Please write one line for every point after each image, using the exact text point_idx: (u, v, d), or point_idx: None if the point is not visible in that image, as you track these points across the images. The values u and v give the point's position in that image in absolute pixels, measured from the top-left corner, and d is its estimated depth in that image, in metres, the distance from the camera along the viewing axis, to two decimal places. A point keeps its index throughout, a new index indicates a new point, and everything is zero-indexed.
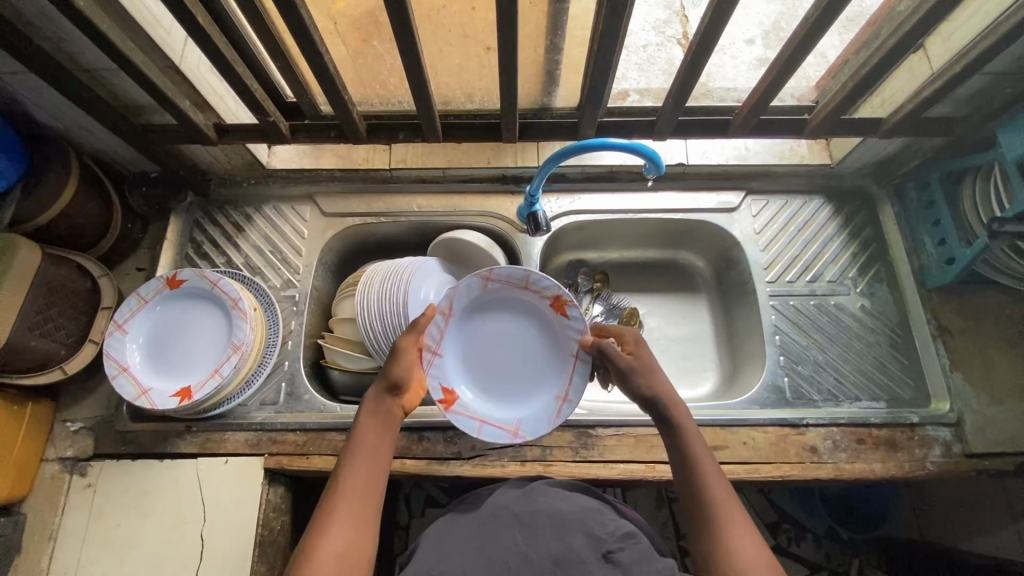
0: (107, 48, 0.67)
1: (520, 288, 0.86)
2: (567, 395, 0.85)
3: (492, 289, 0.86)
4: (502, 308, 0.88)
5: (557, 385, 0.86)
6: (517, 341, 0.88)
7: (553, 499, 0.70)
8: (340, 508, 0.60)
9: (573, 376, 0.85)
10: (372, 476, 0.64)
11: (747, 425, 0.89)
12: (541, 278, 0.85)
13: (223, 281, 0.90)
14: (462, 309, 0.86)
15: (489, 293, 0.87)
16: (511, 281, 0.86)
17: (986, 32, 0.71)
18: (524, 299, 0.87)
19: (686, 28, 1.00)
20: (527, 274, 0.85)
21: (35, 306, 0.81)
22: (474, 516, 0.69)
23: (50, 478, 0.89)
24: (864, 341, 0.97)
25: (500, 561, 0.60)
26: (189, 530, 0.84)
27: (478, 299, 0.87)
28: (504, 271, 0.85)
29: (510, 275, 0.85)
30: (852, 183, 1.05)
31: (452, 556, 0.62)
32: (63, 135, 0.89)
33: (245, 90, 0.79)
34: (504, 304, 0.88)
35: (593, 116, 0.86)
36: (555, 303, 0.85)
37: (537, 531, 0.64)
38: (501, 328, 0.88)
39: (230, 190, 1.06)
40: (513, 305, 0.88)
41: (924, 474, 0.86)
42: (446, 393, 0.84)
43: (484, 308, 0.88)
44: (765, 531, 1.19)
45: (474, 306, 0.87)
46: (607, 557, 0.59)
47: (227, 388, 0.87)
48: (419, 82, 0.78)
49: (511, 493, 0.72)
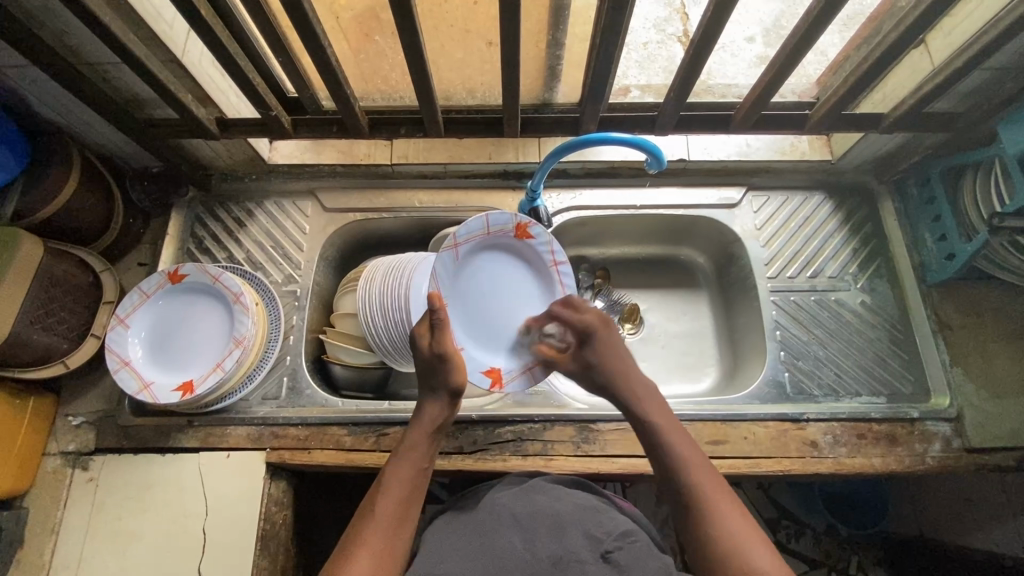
0: (109, 40, 0.68)
1: (484, 233, 0.87)
2: (568, 298, 0.93)
3: (462, 252, 0.86)
4: (476, 263, 0.89)
5: (554, 298, 0.93)
6: (506, 279, 0.91)
7: (550, 498, 0.70)
8: (381, 521, 0.65)
9: (563, 281, 0.92)
10: (414, 490, 0.69)
11: (748, 420, 0.89)
12: (498, 215, 0.86)
13: (224, 275, 0.90)
14: (447, 287, 0.86)
15: (459, 257, 0.87)
16: (474, 235, 0.86)
17: (987, 27, 0.71)
18: (489, 242, 0.89)
19: (686, 26, 1.01)
20: (485, 217, 0.86)
21: (37, 299, 0.81)
22: (469, 514, 0.68)
23: (51, 473, 0.89)
24: (864, 336, 0.97)
25: (498, 562, 0.60)
26: (191, 524, 0.84)
27: (454, 270, 0.87)
28: (463, 231, 0.85)
29: (470, 229, 0.85)
30: (852, 179, 1.05)
31: (450, 558, 0.61)
32: (64, 128, 0.89)
33: (247, 84, 0.79)
34: (474, 258, 0.88)
35: (594, 111, 0.86)
36: (518, 231, 0.89)
37: (536, 532, 0.63)
38: (487, 277, 0.89)
39: (230, 185, 1.06)
40: (485, 254, 0.89)
41: (924, 469, 0.86)
42: (490, 374, 0.87)
43: (462, 272, 0.88)
44: (765, 527, 1.19)
45: (456, 276, 0.87)
46: (606, 558, 0.60)
47: (229, 382, 0.87)
48: (422, 77, 0.78)
49: (507, 490, 0.72)
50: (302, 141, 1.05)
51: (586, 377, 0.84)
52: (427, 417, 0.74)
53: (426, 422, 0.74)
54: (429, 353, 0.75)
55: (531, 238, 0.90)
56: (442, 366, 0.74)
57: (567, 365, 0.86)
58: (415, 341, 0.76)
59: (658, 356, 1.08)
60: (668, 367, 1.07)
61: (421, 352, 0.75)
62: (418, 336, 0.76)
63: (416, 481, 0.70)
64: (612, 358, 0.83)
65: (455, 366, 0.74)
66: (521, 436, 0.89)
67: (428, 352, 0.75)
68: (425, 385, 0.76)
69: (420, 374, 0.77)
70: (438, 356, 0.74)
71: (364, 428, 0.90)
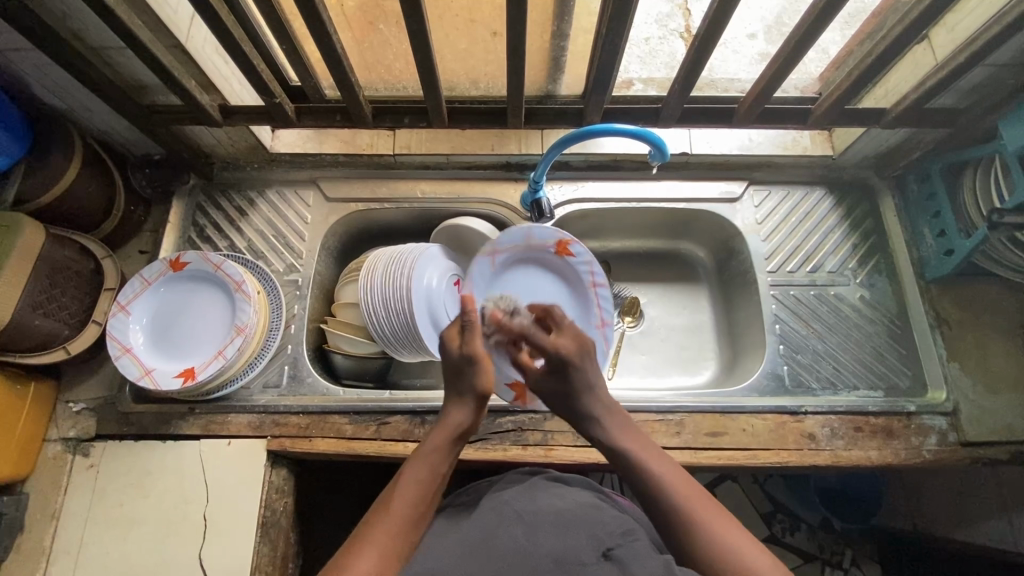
0: (113, 23, 0.67)
1: (523, 246, 0.94)
2: (604, 319, 0.95)
3: (500, 260, 0.93)
4: (515, 276, 0.96)
5: (590, 317, 0.96)
6: (543, 296, 0.96)
7: (552, 496, 0.70)
8: (393, 522, 0.62)
9: (598, 302, 0.95)
10: (429, 494, 0.66)
11: (746, 412, 0.90)
12: (539, 228, 0.92)
13: (226, 263, 0.90)
14: (480, 289, 0.93)
15: (499, 267, 0.94)
16: (513, 245, 0.93)
17: (992, 21, 0.71)
18: (529, 254, 0.95)
19: (688, 21, 1.00)
20: (524, 230, 0.92)
21: (39, 285, 0.81)
22: (472, 513, 0.68)
23: (52, 459, 0.89)
24: (863, 331, 0.97)
25: (500, 560, 0.59)
26: (191, 511, 0.84)
27: (493, 278, 0.94)
28: (503, 239, 0.92)
29: (510, 239, 0.92)
30: (853, 175, 1.06)
31: (453, 551, 0.61)
32: (66, 114, 0.88)
33: (251, 71, 0.78)
34: (514, 268, 0.95)
35: (598, 102, 0.86)
36: (558, 246, 0.93)
37: (539, 528, 0.63)
38: (525, 288, 0.96)
39: (233, 173, 1.06)
40: (523, 267, 0.96)
41: (919, 462, 0.87)
42: (515, 388, 0.89)
43: (500, 279, 0.95)
44: (759, 521, 1.20)
45: (492, 281, 0.94)
46: (607, 555, 0.60)
47: (231, 370, 0.87)
48: (426, 65, 0.77)
49: (510, 487, 0.72)
50: (304, 130, 1.05)
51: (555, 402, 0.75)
52: (451, 420, 0.72)
53: (449, 425, 0.72)
54: (458, 355, 0.74)
55: (570, 255, 0.94)
56: (470, 367, 0.73)
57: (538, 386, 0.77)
58: (444, 343, 0.76)
59: (658, 349, 1.09)
60: (669, 359, 1.08)
61: (450, 353, 0.74)
62: (448, 340, 0.76)
63: (434, 484, 0.67)
64: (592, 392, 0.74)
65: (483, 367, 0.74)
66: (522, 426, 0.89)
67: (455, 354, 0.75)
68: (450, 389, 0.75)
69: (446, 376, 0.76)
70: (469, 357, 0.73)
71: (365, 417, 0.90)
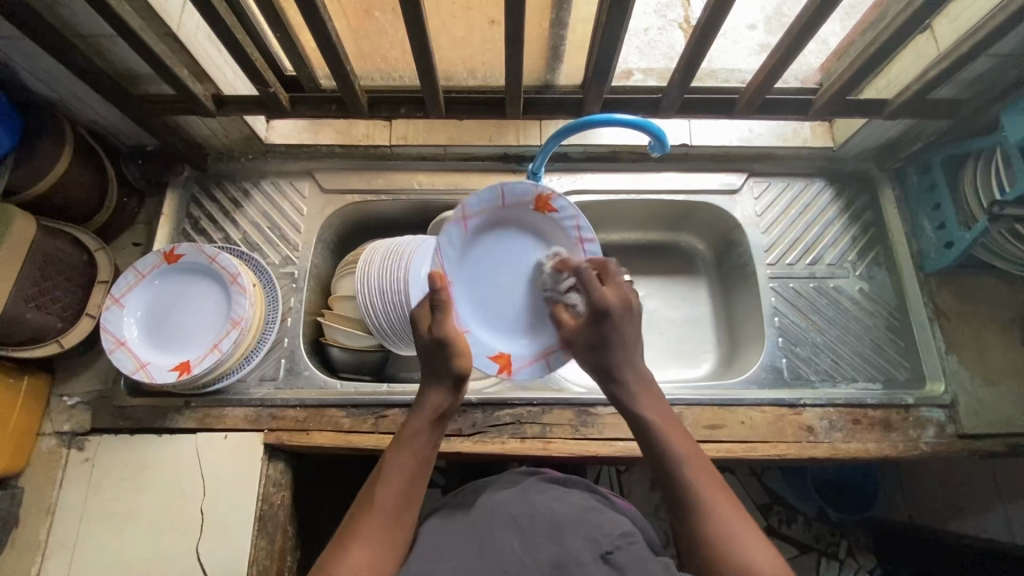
0: (102, 9, 0.66)
1: (499, 204, 0.84)
2: None
3: (472, 224, 0.84)
4: (493, 236, 0.86)
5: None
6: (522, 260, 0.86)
7: (549, 499, 0.69)
8: (378, 513, 0.62)
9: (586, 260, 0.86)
10: (415, 482, 0.66)
11: (745, 405, 0.90)
12: (513, 185, 0.82)
13: (221, 255, 0.89)
14: (454, 260, 0.84)
15: (473, 231, 0.85)
16: (486, 206, 0.84)
17: (994, 11, 0.70)
18: (506, 215, 0.86)
19: (687, 11, 1.01)
20: (499, 187, 0.83)
21: (30, 278, 0.80)
22: (468, 516, 0.68)
23: (47, 453, 0.88)
24: (862, 323, 0.97)
25: (496, 562, 0.59)
26: (188, 505, 0.84)
27: (467, 245, 0.85)
28: (474, 201, 0.82)
29: (482, 200, 0.83)
30: (853, 167, 1.05)
31: (448, 558, 0.61)
32: (56, 104, 0.87)
33: (245, 60, 0.77)
34: (489, 232, 0.86)
35: (598, 92, 0.84)
36: (539, 202, 0.84)
37: (535, 534, 0.63)
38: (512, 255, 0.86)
39: (227, 164, 1.05)
40: (506, 226, 0.86)
41: (918, 454, 0.87)
42: (498, 359, 0.85)
43: (474, 245, 0.85)
44: (756, 512, 1.21)
45: (465, 249, 0.85)
46: (606, 557, 0.59)
47: (226, 363, 0.87)
48: (424, 55, 0.76)
49: (507, 489, 0.72)
50: (299, 121, 1.04)
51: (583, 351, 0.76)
52: (430, 404, 0.72)
53: (428, 409, 0.71)
54: (429, 338, 0.73)
55: (552, 211, 0.85)
56: (442, 350, 0.72)
57: (574, 334, 0.78)
58: (416, 326, 0.76)
59: (657, 341, 1.09)
60: (667, 352, 1.08)
61: (422, 335, 0.74)
62: (419, 320, 0.75)
63: (417, 472, 0.67)
64: (623, 354, 0.72)
65: (456, 350, 0.72)
66: (520, 419, 0.89)
67: (426, 338, 0.74)
68: (428, 370, 0.74)
69: (422, 360, 0.75)
70: (437, 340, 0.72)
71: (363, 411, 0.90)
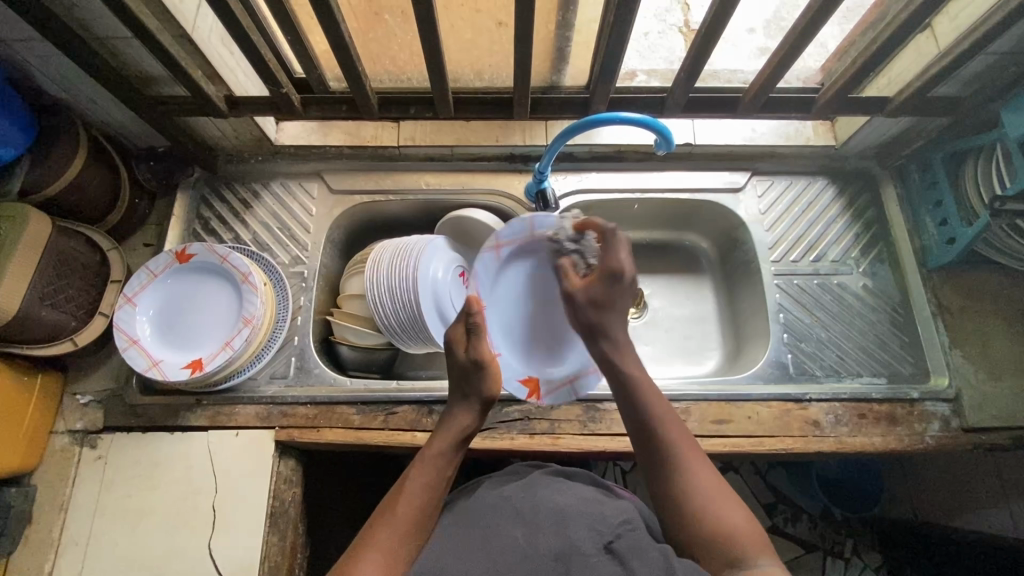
0: (122, 12, 0.68)
1: (528, 235, 0.90)
2: None
3: (504, 254, 0.90)
4: (523, 268, 0.92)
5: None
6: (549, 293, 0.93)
7: (553, 491, 0.69)
8: (398, 525, 0.63)
9: None
10: (434, 497, 0.67)
11: (751, 400, 0.91)
12: (542, 216, 0.88)
13: (233, 255, 0.90)
14: (488, 287, 0.90)
15: (503, 261, 0.91)
16: (518, 236, 0.90)
17: (994, 8, 0.72)
18: (534, 246, 0.91)
19: (687, 16, 1.03)
20: (529, 218, 0.88)
21: (45, 277, 0.81)
22: (473, 509, 0.68)
23: (60, 451, 0.89)
24: (867, 319, 0.98)
25: (501, 557, 0.59)
26: (200, 501, 0.85)
27: (497, 273, 0.91)
28: (507, 231, 0.89)
29: (514, 231, 0.89)
30: (855, 164, 1.06)
31: (453, 556, 0.60)
32: (70, 105, 0.88)
33: (258, 60, 0.79)
34: (519, 261, 0.92)
35: (604, 91, 0.86)
36: None
37: (538, 526, 0.62)
38: (551, 285, 0.92)
39: (236, 166, 1.06)
40: (533, 258, 0.92)
41: (923, 448, 0.88)
42: (528, 384, 0.89)
43: (504, 274, 0.91)
44: (762, 511, 1.22)
45: (497, 277, 0.90)
46: (610, 548, 0.60)
47: (238, 361, 0.87)
48: (435, 55, 0.78)
49: (510, 485, 0.71)
50: (308, 122, 1.05)
51: (582, 303, 0.78)
52: (457, 423, 0.74)
53: (455, 428, 0.74)
54: (466, 359, 0.76)
55: None
56: (477, 372, 0.75)
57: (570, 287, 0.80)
58: (451, 347, 0.78)
59: (662, 339, 1.10)
60: (671, 350, 1.09)
61: (459, 358, 0.77)
62: (455, 343, 0.78)
63: (437, 487, 0.68)
64: (618, 322, 0.77)
65: (491, 373, 0.76)
66: (529, 415, 0.90)
67: (462, 359, 0.77)
68: (456, 390, 0.77)
69: (452, 378, 0.78)
70: (476, 362, 0.76)
71: (373, 407, 0.91)
